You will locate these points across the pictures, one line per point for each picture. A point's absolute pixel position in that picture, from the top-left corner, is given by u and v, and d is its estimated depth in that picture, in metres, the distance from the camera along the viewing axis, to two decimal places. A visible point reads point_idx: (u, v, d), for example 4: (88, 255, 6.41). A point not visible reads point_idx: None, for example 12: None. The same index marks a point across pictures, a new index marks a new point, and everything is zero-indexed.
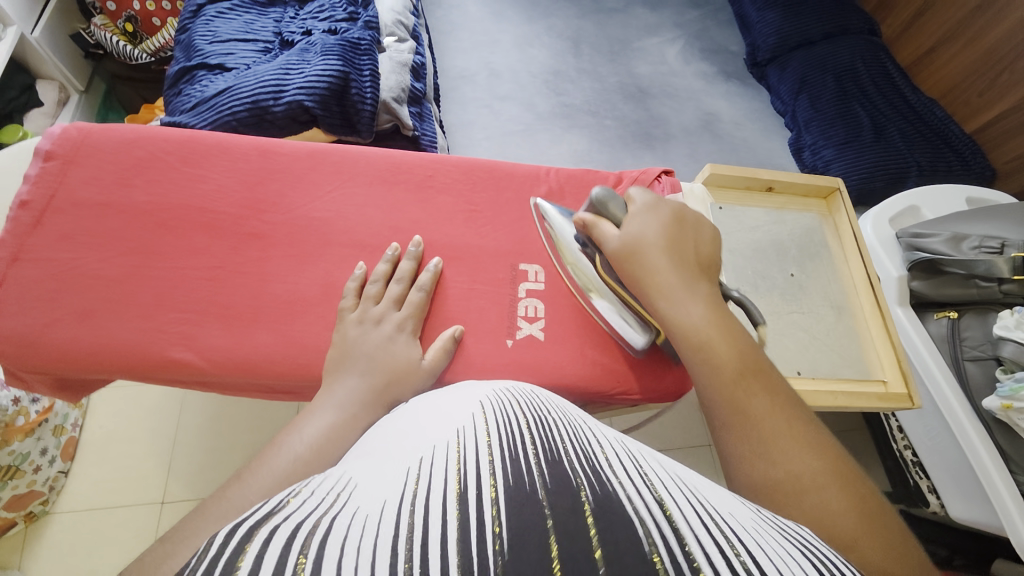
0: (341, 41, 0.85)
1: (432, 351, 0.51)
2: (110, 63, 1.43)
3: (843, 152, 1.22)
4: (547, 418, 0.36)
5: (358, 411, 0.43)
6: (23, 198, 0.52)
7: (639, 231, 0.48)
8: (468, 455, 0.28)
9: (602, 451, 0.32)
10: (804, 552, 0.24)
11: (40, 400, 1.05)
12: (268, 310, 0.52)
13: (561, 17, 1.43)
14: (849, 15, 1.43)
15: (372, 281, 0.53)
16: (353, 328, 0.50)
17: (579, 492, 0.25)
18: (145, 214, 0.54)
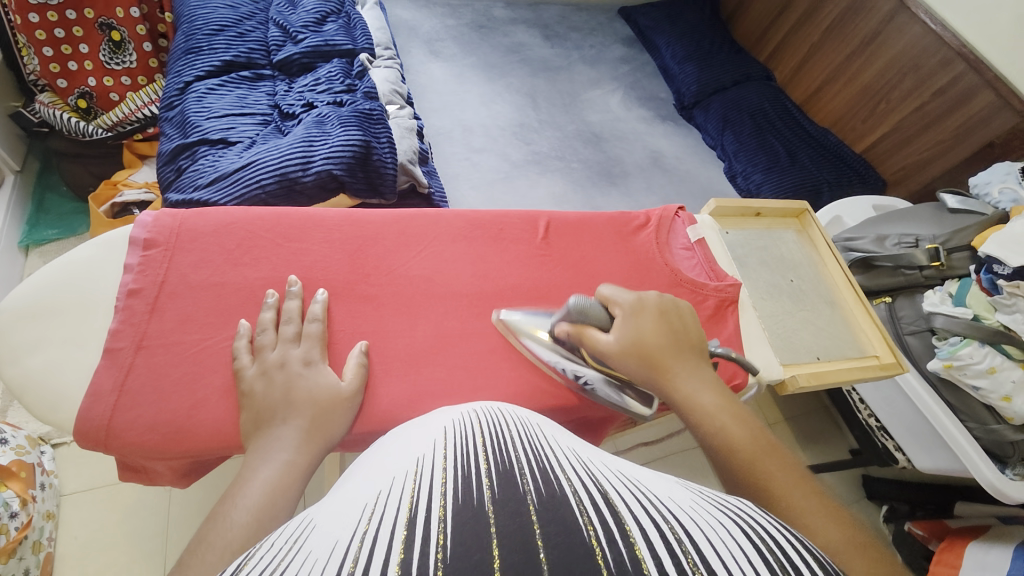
0: (355, 113, 0.91)
1: (350, 371, 0.52)
2: (55, 140, 1.34)
3: (769, 175, 1.44)
4: (505, 431, 0.39)
5: (291, 457, 0.44)
6: (136, 286, 0.52)
7: (635, 329, 0.52)
8: (425, 481, 0.31)
9: (551, 457, 0.35)
10: (721, 524, 0.28)
11: (19, 515, 0.95)
12: (395, 365, 0.56)
13: (516, 76, 1.58)
14: (748, 65, 1.74)
15: (262, 331, 0.51)
16: (257, 381, 0.48)
17: (522, 498, 0.28)
18: (260, 289, 0.55)
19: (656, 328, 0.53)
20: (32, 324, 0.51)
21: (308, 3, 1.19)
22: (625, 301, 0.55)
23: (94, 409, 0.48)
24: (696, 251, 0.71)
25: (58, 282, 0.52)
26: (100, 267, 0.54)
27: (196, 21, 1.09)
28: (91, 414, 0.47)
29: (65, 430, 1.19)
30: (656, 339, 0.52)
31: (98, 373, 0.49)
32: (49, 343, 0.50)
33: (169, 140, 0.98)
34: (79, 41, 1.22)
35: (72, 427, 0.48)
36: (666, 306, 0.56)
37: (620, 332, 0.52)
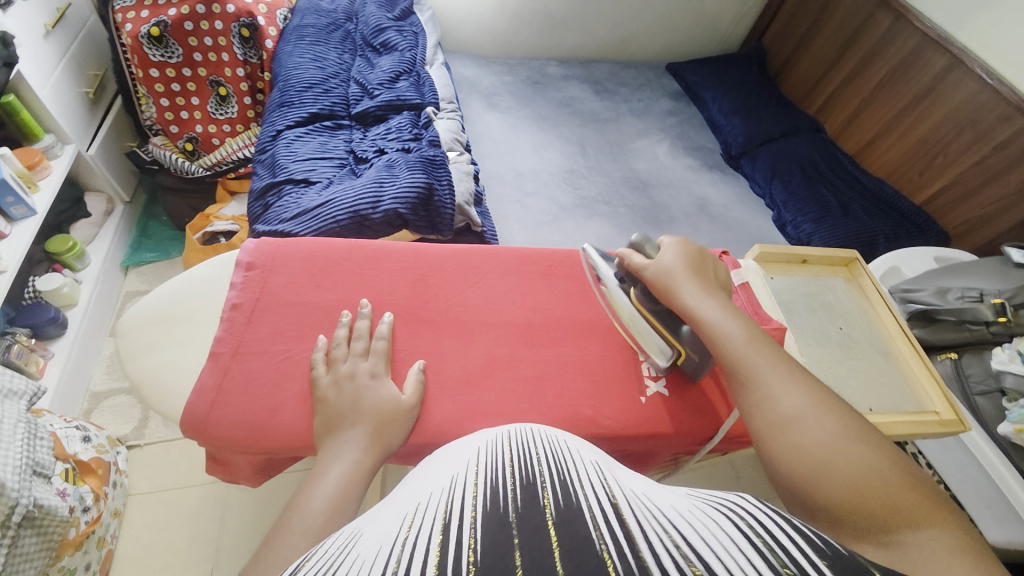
0: (421, 158, 1.02)
1: (410, 385, 0.57)
2: (162, 176, 1.55)
3: (820, 225, 1.42)
4: (532, 448, 0.42)
5: (359, 457, 0.49)
6: (237, 301, 0.60)
7: (670, 258, 0.61)
8: (460, 495, 0.34)
9: (572, 472, 0.38)
10: (726, 535, 0.30)
11: (90, 510, 1.04)
12: (447, 385, 0.61)
13: (566, 126, 1.68)
14: (797, 118, 1.76)
15: (336, 346, 0.58)
16: (330, 390, 0.54)
17: (542, 511, 0.32)
18: (336, 309, 0.62)
19: (688, 263, 0.62)
20: (149, 329, 0.60)
21: (385, 64, 1.34)
22: (672, 242, 0.64)
23: (198, 403, 0.55)
24: (739, 294, 0.72)
25: (175, 294, 0.62)
26: (208, 283, 0.63)
27: (291, 80, 1.26)
28: (196, 408, 0.55)
29: (140, 433, 1.31)
30: (687, 270, 0.60)
31: (203, 374, 0.56)
32: (164, 345, 0.59)
33: (260, 179, 1.13)
34: (191, 94, 1.43)
35: (178, 418, 0.55)
36: (706, 255, 0.64)
37: (662, 258, 0.61)
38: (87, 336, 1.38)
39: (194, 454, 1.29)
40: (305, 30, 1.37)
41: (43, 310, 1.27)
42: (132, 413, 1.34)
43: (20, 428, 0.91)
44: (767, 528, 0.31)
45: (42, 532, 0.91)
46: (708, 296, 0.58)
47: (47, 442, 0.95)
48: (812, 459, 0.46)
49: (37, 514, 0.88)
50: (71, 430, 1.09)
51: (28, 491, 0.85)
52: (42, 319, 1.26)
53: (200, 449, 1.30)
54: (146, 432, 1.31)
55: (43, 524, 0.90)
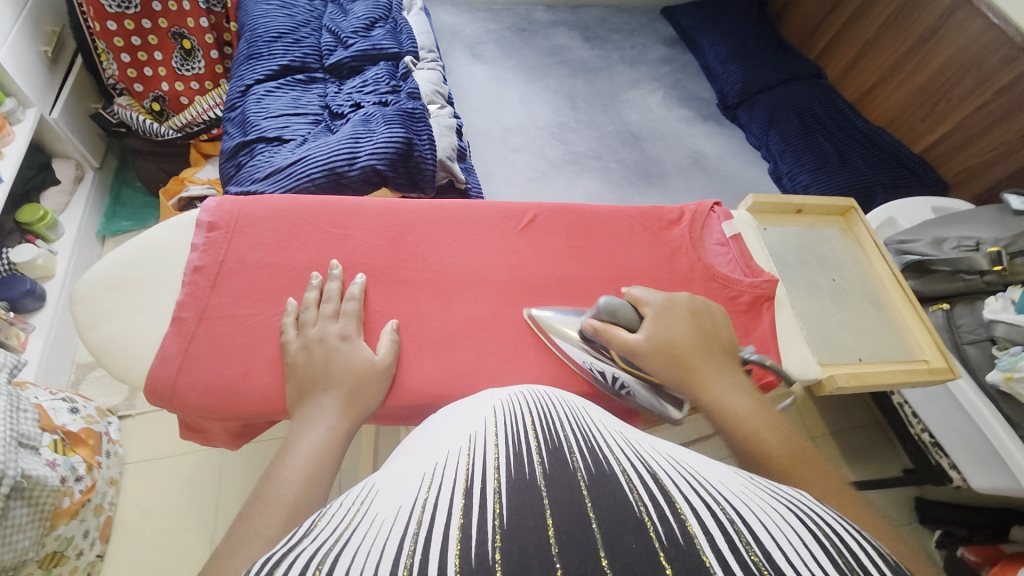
0: (398, 112, 0.96)
1: (383, 346, 0.56)
2: (132, 139, 1.48)
3: (817, 176, 1.39)
4: (554, 416, 0.41)
5: (332, 423, 0.48)
6: (199, 264, 0.57)
7: (667, 330, 0.55)
8: (479, 457, 0.33)
9: (600, 440, 0.36)
10: (776, 514, 0.29)
11: (83, 479, 1.04)
12: (430, 346, 0.59)
13: (554, 77, 1.60)
14: (798, 64, 1.68)
15: (307, 309, 0.55)
16: (300, 353, 0.52)
17: (574, 474, 0.30)
18: (309, 269, 0.60)
19: (683, 329, 0.56)
20: (112, 294, 0.57)
21: (359, 10, 1.25)
22: (656, 303, 0.58)
23: (162, 369, 0.53)
24: (731, 247, 0.70)
25: (135, 256, 0.58)
26: (170, 244, 0.60)
27: (258, 29, 1.17)
28: (160, 374, 0.53)
29: (131, 403, 1.30)
30: (687, 341, 0.54)
31: (166, 340, 0.54)
32: (125, 311, 0.56)
33: (230, 138, 1.06)
34: (153, 48, 1.33)
35: (145, 385, 0.53)
36: (697, 305, 0.58)
37: (651, 333, 0.54)
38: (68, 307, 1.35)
39: None
40: None
41: (18, 282, 1.24)
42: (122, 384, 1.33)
43: None
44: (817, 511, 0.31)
45: (34, 503, 0.91)
46: (725, 378, 0.53)
47: (32, 414, 0.95)
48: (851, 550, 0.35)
49: (26, 484, 0.88)
50: (58, 402, 1.08)
51: (15, 463, 0.85)
52: (18, 292, 1.22)
53: None
54: (136, 402, 1.31)
55: (33, 495, 0.90)
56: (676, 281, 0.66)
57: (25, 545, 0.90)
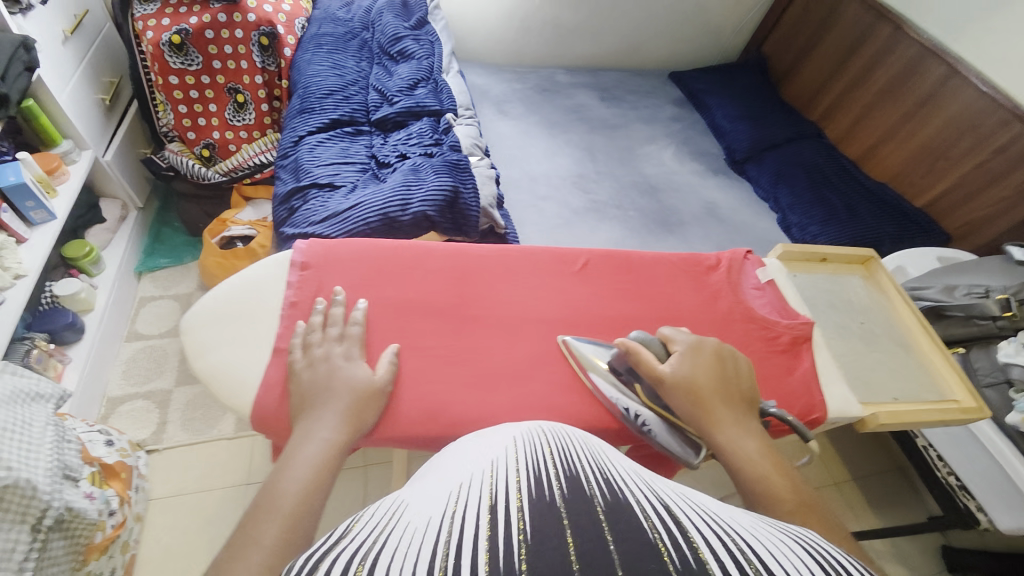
0: (445, 163, 1.04)
1: (382, 366, 0.59)
2: (179, 183, 1.57)
3: (826, 227, 1.47)
4: (571, 450, 0.44)
5: (331, 436, 0.51)
6: (295, 299, 0.62)
7: (691, 369, 0.56)
8: (499, 483, 0.36)
9: (617, 476, 0.40)
10: (782, 549, 0.32)
11: (116, 514, 1.04)
12: (500, 379, 0.63)
13: (575, 133, 1.72)
14: (801, 124, 1.82)
15: (315, 330, 0.59)
16: (306, 370, 0.56)
17: (592, 502, 0.33)
18: (389, 306, 0.65)
19: (709, 371, 0.57)
20: (213, 325, 0.62)
21: (403, 72, 1.37)
22: (684, 342, 0.60)
23: (267, 397, 0.56)
24: (766, 292, 0.75)
25: (234, 291, 0.63)
26: (268, 281, 0.65)
27: (311, 87, 1.29)
28: (265, 401, 0.56)
29: (159, 438, 1.31)
30: (709, 383, 0.56)
31: (269, 368, 0.58)
32: (225, 342, 0.60)
33: (284, 184, 1.14)
34: (209, 101, 1.44)
35: (248, 412, 0.57)
36: (724, 352, 0.60)
37: (677, 369, 0.56)
38: (103, 341, 1.38)
39: (212, 458, 1.29)
40: (324, 38, 1.40)
41: (60, 315, 1.27)
42: (151, 417, 1.34)
43: (50, 431, 0.90)
44: (822, 542, 0.34)
45: (70, 535, 0.90)
46: (740, 424, 0.54)
47: (75, 445, 0.96)
48: None
49: (67, 517, 0.88)
50: (94, 434, 1.10)
51: (60, 494, 0.85)
52: (59, 324, 1.26)
53: (217, 452, 1.30)
54: (165, 437, 1.31)
55: (70, 527, 0.90)
56: (719, 322, 0.70)
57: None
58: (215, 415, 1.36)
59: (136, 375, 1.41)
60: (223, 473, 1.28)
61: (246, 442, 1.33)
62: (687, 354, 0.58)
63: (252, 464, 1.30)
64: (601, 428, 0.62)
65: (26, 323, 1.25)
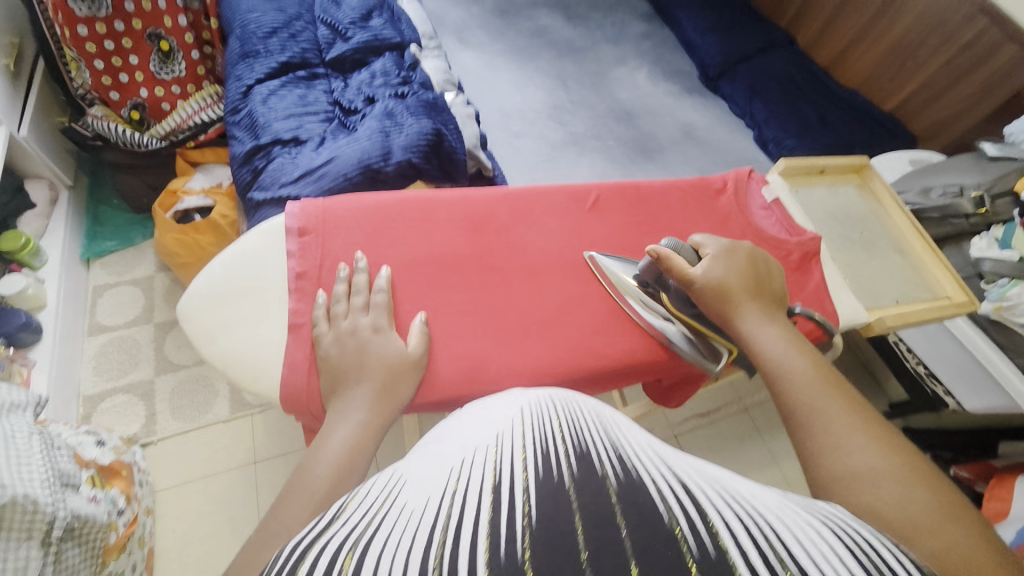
0: (423, 104, 0.96)
1: (414, 337, 0.56)
2: (109, 153, 1.39)
3: (802, 140, 1.47)
4: (580, 413, 0.40)
5: (366, 416, 0.47)
6: (301, 270, 0.57)
7: (724, 268, 0.59)
8: (510, 458, 0.32)
9: (626, 442, 0.36)
10: (810, 529, 0.30)
11: (125, 512, 1.01)
12: (533, 326, 0.63)
13: (543, 59, 1.60)
14: (772, 32, 1.76)
15: (337, 303, 0.55)
16: (334, 347, 0.52)
17: (606, 485, 0.30)
18: (405, 265, 0.61)
19: (742, 269, 0.60)
20: (214, 308, 0.57)
21: (352, 0, 1.21)
22: (716, 246, 0.62)
23: (294, 376, 0.53)
24: (773, 211, 0.78)
25: (237, 266, 0.58)
26: (264, 251, 0.59)
27: (249, 26, 1.12)
28: (293, 380, 0.53)
29: (151, 429, 1.26)
30: (741, 282, 0.58)
31: (290, 347, 0.55)
32: (238, 323, 0.56)
33: (241, 143, 1.03)
34: (128, 53, 1.25)
35: (278, 395, 0.54)
36: (756, 255, 0.62)
37: (711, 271, 0.59)
38: (64, 337, 1.28)
39: (213, 441, 1.26)
40: None
41: (11, 316, 1.16)
42: (138, 409, 1.28)
43: (36, 440, 0.84)
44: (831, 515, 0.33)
45: (86, 540, 0.88)
46: (767, 316, 0.57)
47: (66, 451, 0.92)
48: (843, 469, 0.42)
49: (77, 524, 0.85)
50: (83, 437, 1.04)
51: (63, 504, 0.83)
52: (12, 326, 1.14)
53: (218, 435, 1.27)
54: (157, 427, 1.26)
55: (83, 533, 0.87)
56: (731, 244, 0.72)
57: None
58: (207, 398, 1.31)
59: (109, 369, 1.32)
60: (227, 453, 1.25)
61: (245, 420, 1.30)
62: (717, 257, 0.60)
63: (256, 440, 1.28)
64: (633, 364, 0.64)
65: None
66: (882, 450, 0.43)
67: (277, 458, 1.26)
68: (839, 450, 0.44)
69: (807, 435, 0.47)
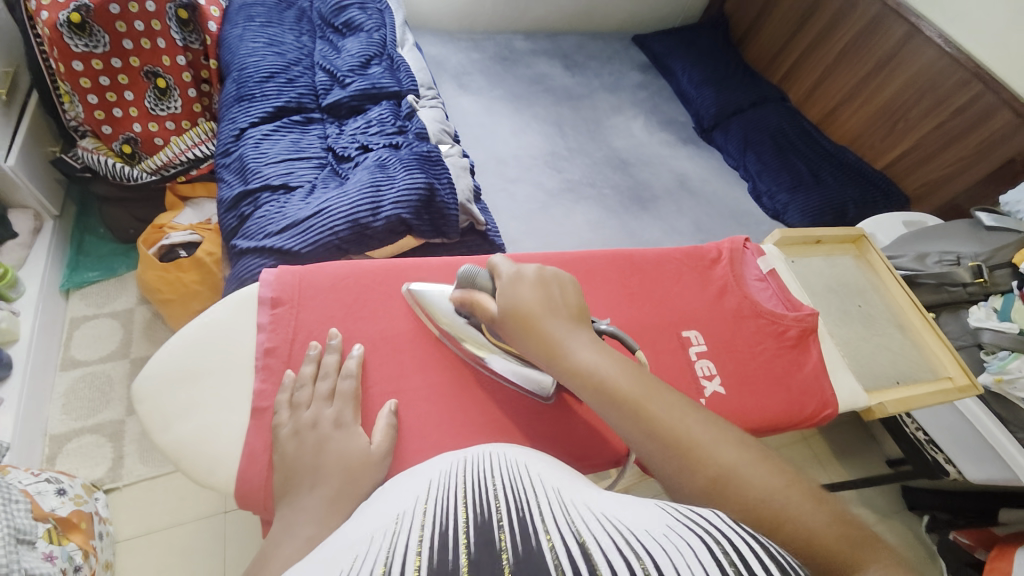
0: (416, 156, 0.95)
1: (380, 433, 0.54)
2: (97, 185, 1.37)
3: (795, 195, 1.48)
4: (489, 482, 0.43)
5: (313, 532, 0.43)
6: (271, 345, 0.57)
7: (516, 297, 0.55)
8: (402, 543, 0.33)
9: (533, 506, 0.39)
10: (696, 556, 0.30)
11: (82, 569, 0.94)
12: (512, 414, 0.62)
13: (541, 105, 1.62)
14: (764, 87, 1.80)
15: (301, 385, 0.55)
16: (291, 441, 0.51)
17: (499, 561, 0.31)
18: (381, 342, 0.62)
19: (534, 293, 0.56)
20: (179, 385, 0.56)
21: (352, 48, 1.22)
22: (508, 270, 0.59)
23: (251, 470, 0.53)
24: (769, 282, 0.78)
25: (202, 343, 0.58)
26: (230, 328, 0.59)
27: (247, 69, 1.12)
28: (251, 475, 0.52)
29: (117, 474, 1.19)
30: (537, 309, 0.55)
31: (249, 436, 0.54)
32: (198, 407, 0.55)
33: (229, 187, 1.01)
34: (123, 89, 1.24)
35: (234, 487, 0.53)
36: (546, 275, 0.58)
37: (502, 303, 0.56)
38: (34, 373, 1.22)
39: (181, 489, 1.19)
40: (254, 9, 1.22)
41: None
42: (103, 453, 1.21)
43: None
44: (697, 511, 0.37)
45: None
46: (578, 339, 0.53)
47: (24, 504, 0.85)
48: (714, 476, 0.45)
49: None
50: (42, 485, 0.97)
51: (16, 562, 0.77)
52: None
53: (185, 483, 1.20)
54: (123, 472, 1.19)
55: None
56: (730, 320, 0.72)
57: None
58: None
59: (79, 408, 1.26)
60: (195, 503, 1.18)
61: None
62: (511, 289, 0.57)
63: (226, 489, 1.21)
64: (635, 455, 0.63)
65: None
66: (721, 440, 0.47)
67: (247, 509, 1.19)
68: (694, 447, 0.46)
69: (660, 441, 0.47)
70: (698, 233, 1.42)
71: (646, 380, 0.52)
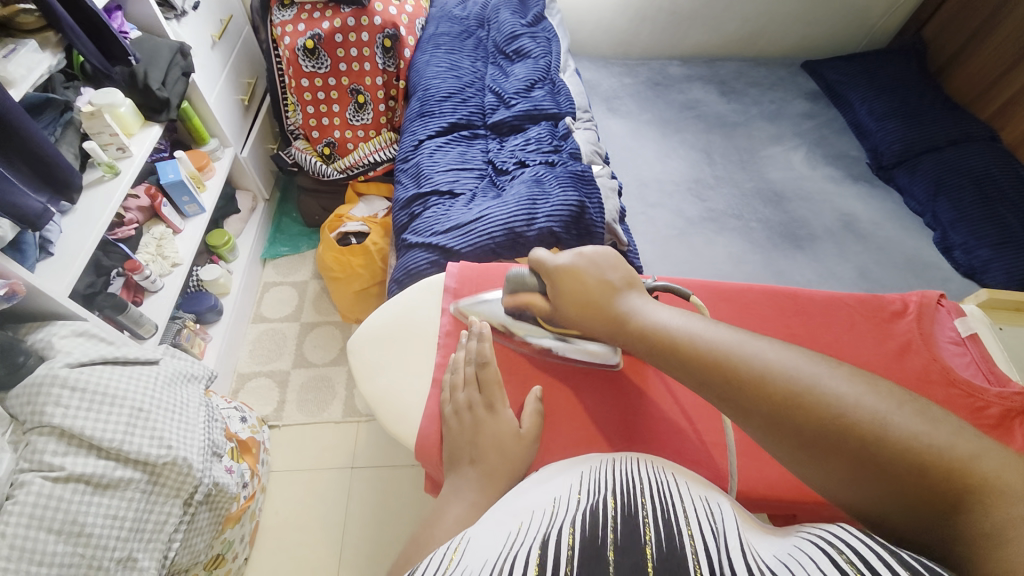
0: (571, 174, 1.00)
1: (528, 419, 0.62)
2: (301, 178, 1.68)
3: (1000, 252, 1.24)
4: (637, 480, 0.48)
5: (476, 498, 0.53)
6: (451, 327, 0.70)
7: (566, 283, 0.63)
8: (558, 519, 0.40)
9: (681, 510, 0.43)
10: None
11: (248, 486, 1.15)
12: (653, 432, 0.67)
13: (691, 131, 1.59)
14: (968, 123, 1.54)
15: (463, 365, 0.64)
16: (454, 418, 0.61)
17: (642, 553, 0.36)
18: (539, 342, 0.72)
19: (583, 276, 0.63)
20: (379, 349, 0.69)
21: (520, 72, 1.34)
22: (552, 258, 0.65)
23: (428, 429, 0.63)
24: (969, 348, 0.68)
25: (398, 318, 0.71)
26: (422, 307, 0.72)
27: (431, 89, 1.30)
28: (427, 434, 0.63)
29: (280, 415, 1.43)
30: (590, 287, 0.62)
31: (430, 401, 0.65)
32: (389, 370, 0.68)
33: (405, 189, 1.17)
34: (333, 102, 1.51)
35: (412, 441, 0.64)
36: (588, 255, 0.64)
37: (555, 292, 0.64)
38: (237, 321, 1.54)
39: (325, 438, 1.40)
40: (441, 38, 1.42)
41: (203, 298, 1.43)
42: (273, 395, 1.47)
43: (202, 411, 1.01)
44: (841, 536, 0.38)
45: (215, 506, 1.01)
46: (634, 309, 0.59)
47: (220, 424, 1.07)
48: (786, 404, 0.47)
49: (214, 491, 0.98)
50: (231, 411, 1.22)
51: (209, 471, 0.95)
52: (203, 306, 1.41)
53: (328, 433, 1.40)
54: (284, 415, 1.43)
55: (215, 500, 1.00)
56: (911, 383, 0.65)
57: (201, 545, 0.99)
58: (327, 398, 1.47)
59: (261, 355, 1.54)
60: (333, 453, 1.37)
61: (352, 427, 1.42)
62: (567, 270, 0.63)
63: (356, 449, 1.38)
64: (770, 497, 0.64)
65: (178, 304, 1.41)
66: (784, 359, 0.49)
67: (371, 470, 1.35)
68: (771, 379, 0.48)
69: (723, 378, 0.51)
70: (862, 281, 1.26)
71: (688, 322, 0.56)
